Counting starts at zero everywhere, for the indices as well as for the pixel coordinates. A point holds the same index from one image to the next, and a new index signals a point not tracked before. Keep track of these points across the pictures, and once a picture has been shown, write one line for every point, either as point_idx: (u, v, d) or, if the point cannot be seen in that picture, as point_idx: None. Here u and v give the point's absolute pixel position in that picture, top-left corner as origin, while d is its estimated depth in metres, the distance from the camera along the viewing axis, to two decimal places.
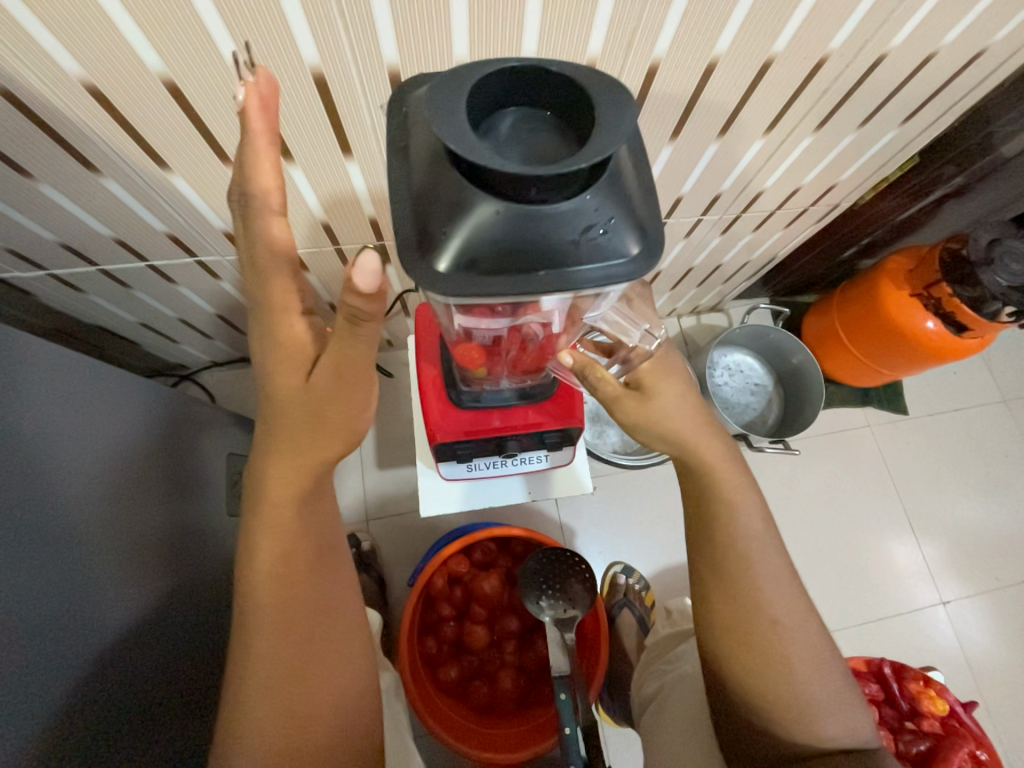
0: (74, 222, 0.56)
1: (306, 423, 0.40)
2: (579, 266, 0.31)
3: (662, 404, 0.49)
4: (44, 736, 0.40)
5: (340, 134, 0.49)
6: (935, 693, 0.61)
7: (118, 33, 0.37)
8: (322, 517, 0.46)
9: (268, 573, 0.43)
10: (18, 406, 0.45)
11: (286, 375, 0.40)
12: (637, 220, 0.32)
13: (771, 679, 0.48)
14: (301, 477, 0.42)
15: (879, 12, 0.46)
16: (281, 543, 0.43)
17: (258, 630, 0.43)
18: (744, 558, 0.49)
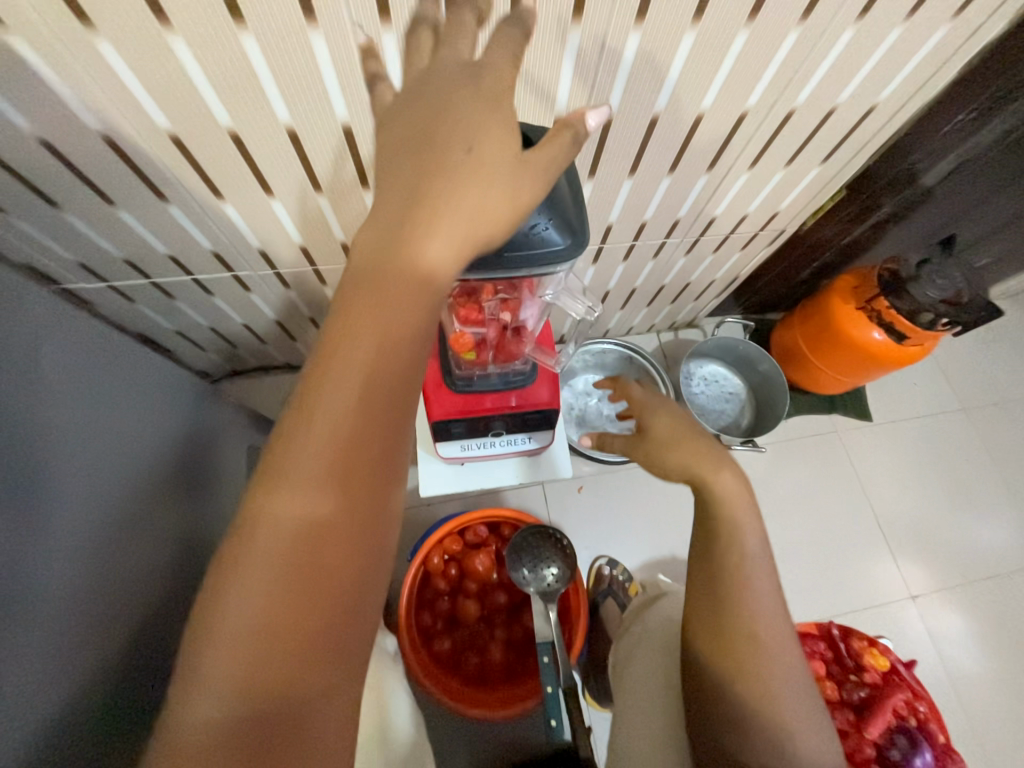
0: (138, 240, 0.68)
1: (400, 324, 0.35)
2: (529, 249, 0.45)
3: (658, 434, 0.61)
4: (114, 647, 0.49)
5: (360, 170, 0.61)
6: (876, 651, 0.74)
7: (201, 99, 0.50)
8: (354, 463, 0.35)
9: (286, 497, 0.34)
10: (103, 384, 0.55)
11: (401, 234, 0.35)
12: (571, 224, 0.46)
13: (744, 671, 0.55)
14: (351, 387, 0.34)
15: (782, 78, 0.59)
16: (306, 466, 0.34)
17: (260, 562, 0.34)
18: (737, 566, 0.57)
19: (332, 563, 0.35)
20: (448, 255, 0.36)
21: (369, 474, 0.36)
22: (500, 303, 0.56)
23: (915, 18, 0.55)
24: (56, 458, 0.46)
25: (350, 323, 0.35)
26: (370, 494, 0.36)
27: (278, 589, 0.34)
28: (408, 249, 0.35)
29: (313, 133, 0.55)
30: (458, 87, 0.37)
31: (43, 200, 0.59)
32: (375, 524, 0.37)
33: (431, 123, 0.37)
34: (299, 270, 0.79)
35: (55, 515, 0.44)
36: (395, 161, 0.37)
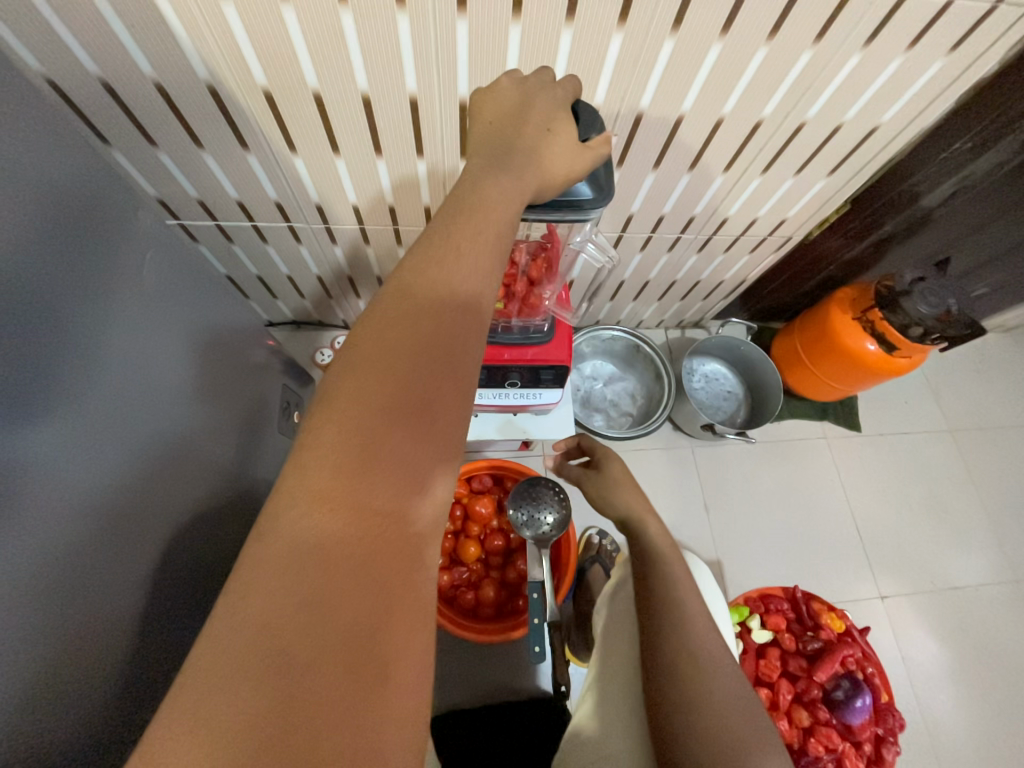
0: (214, 183, 0.76)
1: (455, 301, 0.37)
2: (568, 200, 0.50)
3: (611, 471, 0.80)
4: (144, 523, 0.58)
5: (418, 139, 0.70)
6: (834, 614, 0.85)
7: (296, 61, 0.59)
8: (412, 431, 0.32)
9: (333, 469, 0.30)
10: (166, 303, 0.64)
11: (479, 189, 0.40)
12: (604, 179, 0.51)
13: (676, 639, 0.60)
14: (411, 347, 0.34)
15: (795, 92, 0.67)
16: (360, 430, 0.31)
17: (295, 557, 0.28)
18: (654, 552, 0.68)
19: (382, 562, 0.30)
20: (519, 210, 0.41)
21: (426, 445, 0.33)
22: (531, 255, 0.72)
23: (914, 49, 0.63)
24: (90, 367, 0.51)
25: (410, 289, 0.36)
26: (424, 473, 0.33)
27: (319, 593, 0.27)
28: (485, 202, 0.40)
29: (384, 101, 0.63)
30: (540, 83, 0.46)
31: (143, 138, 0.68)
32: (426, 514, 0.32)
33: (519, 103, 0.44)
34: (347, 228, 0.88)
35: (84, 416, 0.51)
36: (502, 154, 0.42)
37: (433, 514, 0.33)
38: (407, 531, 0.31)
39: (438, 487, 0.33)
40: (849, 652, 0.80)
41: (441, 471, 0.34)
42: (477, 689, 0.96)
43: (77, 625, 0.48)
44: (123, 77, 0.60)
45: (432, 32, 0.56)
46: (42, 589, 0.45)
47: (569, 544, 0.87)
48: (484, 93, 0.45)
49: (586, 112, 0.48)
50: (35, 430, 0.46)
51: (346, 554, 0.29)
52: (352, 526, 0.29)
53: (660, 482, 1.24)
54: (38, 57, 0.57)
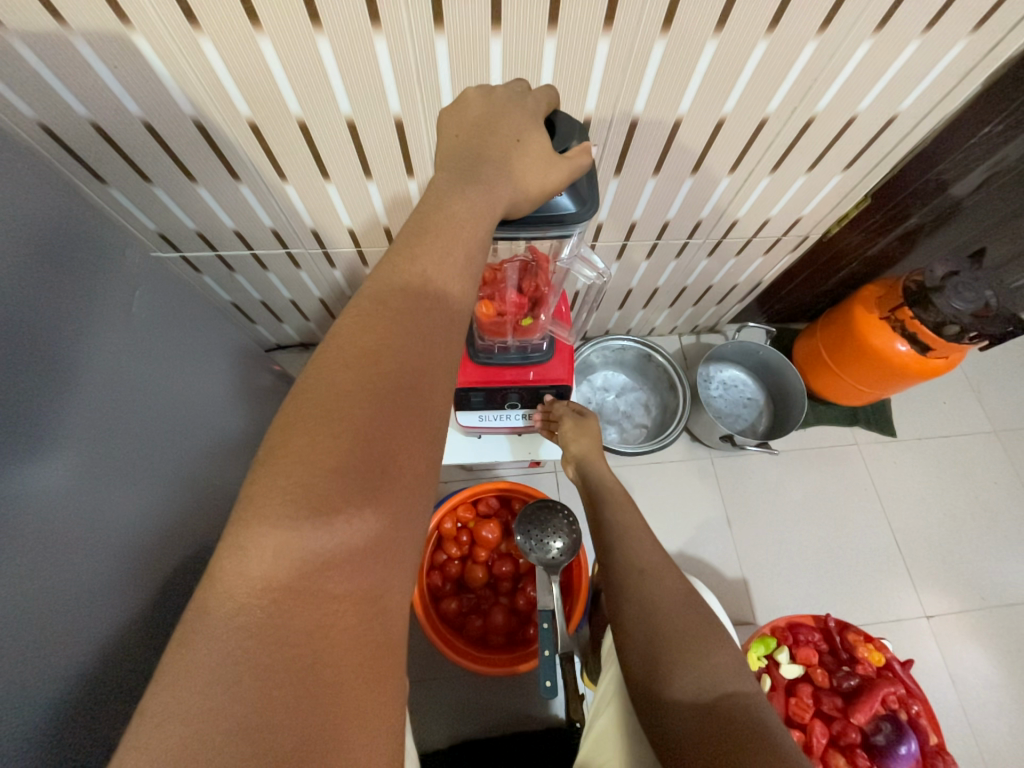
0: (211, 215, 0.77)
1: (419, 337, 0.34)
2: (555, 211, 0.46)
3: (579, 451, 0.78)
4: (154, 556, 0.57)
5: (406, 159, 0.68)
6: (873, 646, 0.79)
7: (279, 91, 0.58)
8: (366, 497, 0.30)
9: (275, 550, 0.27)
10: (167, 334, 0.64)
11: (444, 209, 0.37)
12: (587, 188, 0.47)
13: (665, 648, 0.56)
14: (363, 398, 0.31)
15: (802, 85, 0.63)
16: (304, 499, 0.28)
17: (230, 658, 0.25)
18: (632, 566, 0.65)
19: (333, 654, 0.27)
20: (490, 228, 0.38)
21: (386, 511, 0.30)
22: (518, 273, 0.68)
23: (932, 31, 0.58)
24: (87, 406, 0.50)
25: (364, 327, 0.33)
26: (383, 541, 0.30)
27: (261, 689, 0.25)
28: (451, 223, 0.37)
29: (369, 124, 0.62)
30: (510, 92, 0.43)
31: (138, 174, 0.69)
32: (388, 587, 0.30)
33: (487, 115, 0.41)
34: (345, 251, 0.87)
35: (84, 456, 0.49)
36: (477, 168, 0.39)
37: (396, 584, 0.30)
38: (365, 612, 0.29)
39: (404, 552, 0.31)
40: (890, 689, 0.73)
41: (403, 535, 0.31)
42: (491, 718, 0.92)
43: (90, 673, 0.47)
44: (113, 117, 0.60)
45: (411, 51, 0.55)
46: (51, 637, 0.44)
47: (580, 572, 0.83)
48: (451, 109, 0.42)
49: (560, 126, 0.45)
50: (37, 474, 0.44)
51: (291, 649, 0.26)
52: (300, 614, 0.27)
53: (678, 495, 1.19)
54: (30, 103, 0.58)
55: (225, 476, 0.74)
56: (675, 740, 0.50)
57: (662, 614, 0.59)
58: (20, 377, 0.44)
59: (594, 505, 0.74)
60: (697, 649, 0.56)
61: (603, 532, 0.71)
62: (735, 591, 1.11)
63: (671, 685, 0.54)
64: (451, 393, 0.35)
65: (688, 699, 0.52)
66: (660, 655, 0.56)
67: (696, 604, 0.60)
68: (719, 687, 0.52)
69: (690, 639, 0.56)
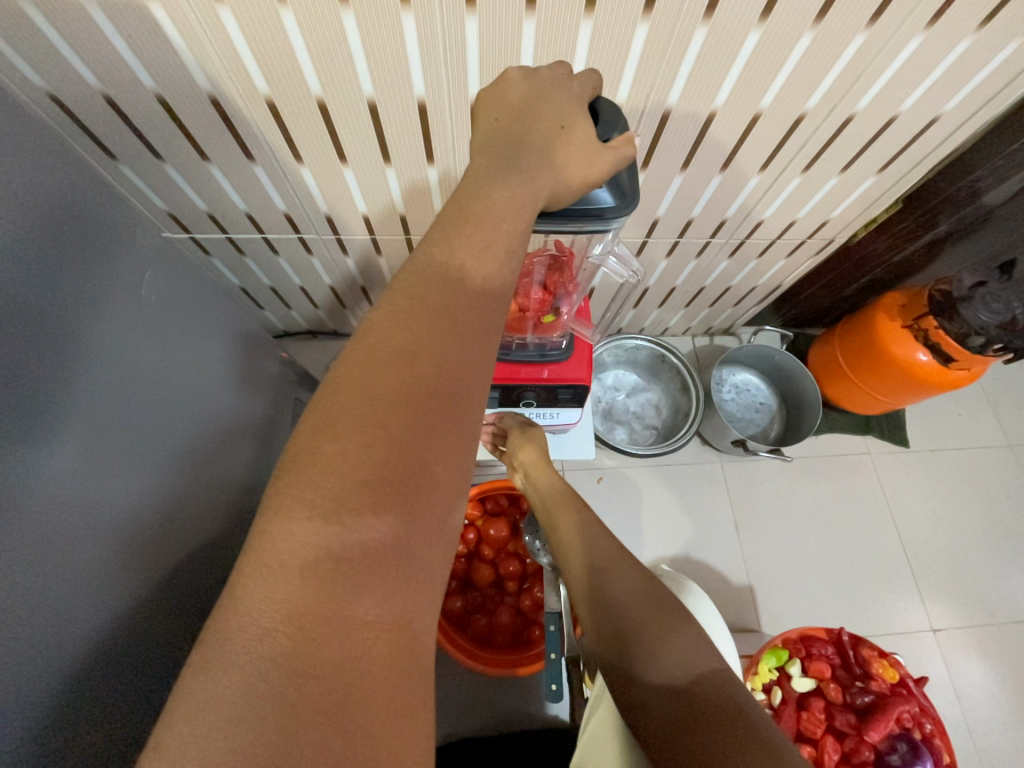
0: (223, 196, 0.74)
1: (453, 339, 0.32)
2: (597, 204, 0.44)
3: (524, 461, 0.76)
4: (161, 545, 0.56)
5: (428, 145, 0.66)
6: (886, 662, 0.77)
7: (300, 69, 0.56)
8: (398, 513, 0.28)
9: (303, 570, 0.26)
10: (175, 317, 0.62)
11: (482, 198, 0.35)
12: (628, 180, 0.45)
13: (631, 642, 0.54)
14: (395, 405, 0.29)
15: (844, 81, 0.60)
16: (334, 514, 0.27)
17: (250, 690, 0.24)
18: (594, 562, 0.62)
19: (361, 684, 0.25)
20: (530, 220, 0.36)
21: (417, 528, 0.29)
22: (545, 268, 0.66)
23: (986, 28, 0.56)
24: (95, 390, 0.49)
25: (396, 328, 0.31)
26: (414, 561, 0.29)
27: (282, 726, 0.23)
28: (491, 213, 0.35)
29: (392, 107, 0.60)
30: (552, 75, 0.41)
31: (150, 152, 0.67)
32: (416, 610, 0.28)
33: (528, 100, 0.39)
34: (358, 238, 0.85)
35: (91, 441, 0.48)
36: (518, 156, 0.37)
37: (424, 606, 0.29)
38: (395, 638, 0.27)
39: (431, 571, 0.30)
40: (904, 707, 0.73)
41: (432, 553, 0.30)
42: (492, 715, 0.92)
43: (93, 666, 0.46)
44: (126, 91, 0.58)
45: (440, 31, 0.52)
46: (54, 628, 0.42)
47: None
48: (489, 91, 0.40)
49: (601, 116, 0.43)
50: (43, 461, 0.43)
51: (316, 681, 0.25)
52: (326, 643, 0.25)
53: (686, 499, 1.17)
54: (41, 73, 0.56)
55: (233, 465, 0.72)
56: (652, 733, 0.49)
57: (626, 607, 0.57)
58: (27, 359, 0.42)
59: (554, 505, 0.72)
60: (665, 635, 0.54)
61: (562, 532, 0.68)
62: (741, 597, 1.10)
63: (640, 675, 0.52)
64: (484, 402, 0.33)
65: (659, 687, 0.51)
66: (629, 647, 0.54)
67: (659, 589, 0.59)
68: (688, 669, 0.51)
69: (657, 626, 0.55)
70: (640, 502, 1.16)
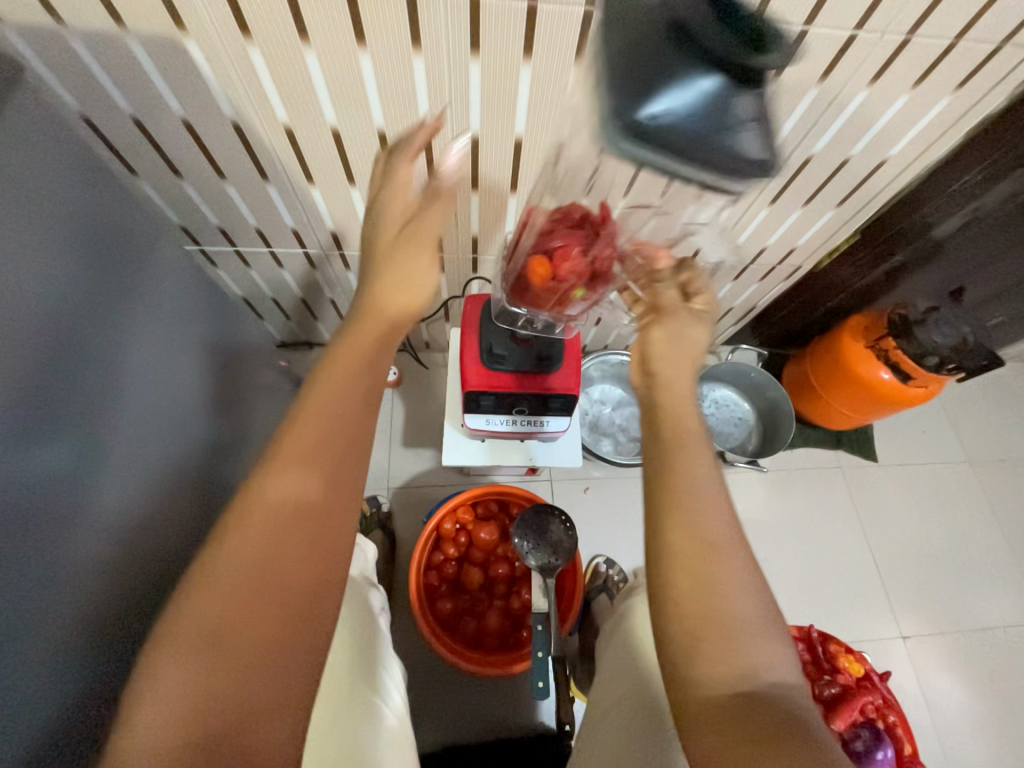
0: (235, 211, 0.79)
1: (346, 403, 0.44)
2: (747, 145, 0.42)
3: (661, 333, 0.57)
4: (167, 547, 0.58)
5: (430, 171, 0.72)
6: (853, 658, 0.82)
7: (317, 102, 0.61)
8: (306, 539, 0.40)
9: (227, 584, 0.37)
10: (187, 325, 0.65)
11: (373, 306, 0.50)
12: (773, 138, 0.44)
13: (711, 642, 0.42)
14: (306, 460, 0.41)
15: (802, 127, 0.68)
16: (254, 542, 0.38)
17: (190, 672, 0.34)
18: (694, 536, 0.45)
19: (276, 661, 0.36)
20: (420, 306, 0.52)
21: (319, 546, 0.40)
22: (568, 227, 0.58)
23: (921, 87, 0.64)
24: (116, 392, 0.51)
25: (310, 399, 0.43)
26: (318, 569, 0.40)
27: (216, 693, 0.34)
28: (381, 318, 0.49)
29: (400, 136, 0.66)
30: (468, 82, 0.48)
31: (170, 169, 0.71)
32: (321, 603, 0.40)
33: None
34: (361, 255, 0.90)
35: (110, 443, 0.50)
36: (397, 257, 0.51)
37: (328, 599, 0.40)
38: (301, 626, 0.38)
39: (334, 575, 0.41)
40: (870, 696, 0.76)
41: (334, 562, 0.41)
42: (480, 721, 0.95)
43: (103, 661, 0.47)
44: (154, 114, 0.63)
45: (447, 72, 0.59)
46: (72, 625, 0.44)
47: (576, 578, 0.84)
48: None
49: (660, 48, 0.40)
50: (69, 459, 0.45)
51: (241, 662, 0.35)
52: (246, 634, 0.36)
53: None
54: (76, 95, 0.61)
55: (231, 469, 0.75)
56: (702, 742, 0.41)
57: (711, 603, 0.43)
58: (24, 366, 0.41)
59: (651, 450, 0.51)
60: (758, 641, 0.43)
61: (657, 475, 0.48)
62: None
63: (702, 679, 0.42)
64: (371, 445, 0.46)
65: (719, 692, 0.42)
66: (710, 641, 0.42)
67: (762, 599, 0.45)
68: (762, 680, 0.42)
69: (736, 629, 0.43)
70: (625, 512, 1.20)
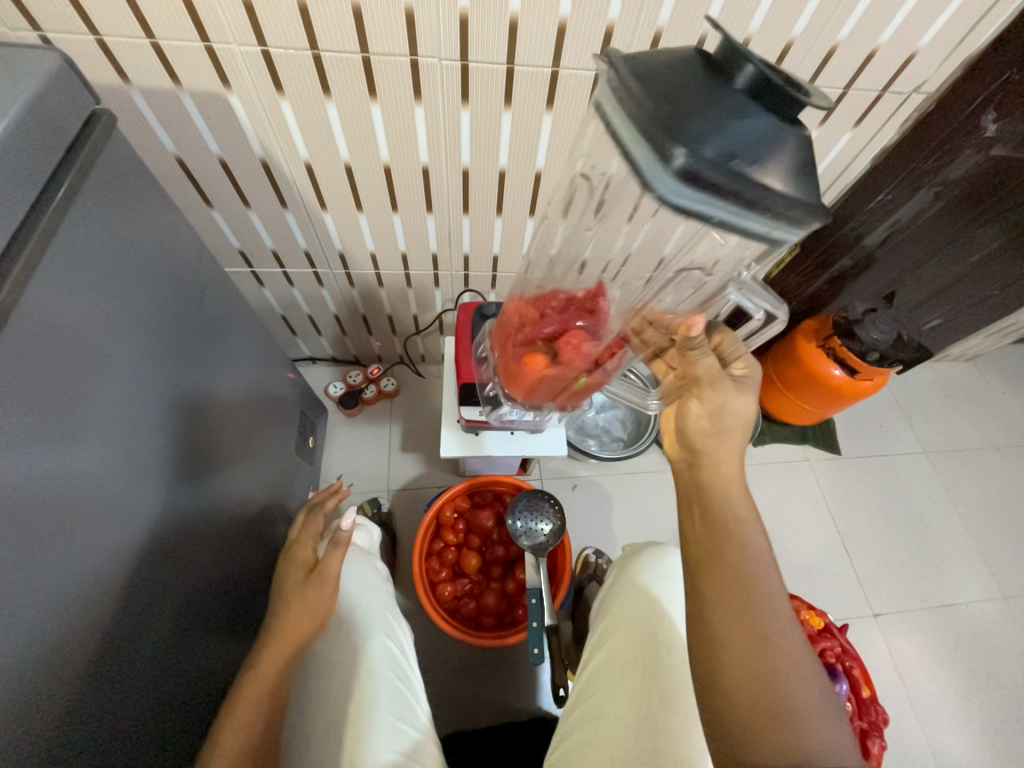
0: (255, 236, 0.90)
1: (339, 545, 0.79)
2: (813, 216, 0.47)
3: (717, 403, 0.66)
4: (183, 528, 0.64)
5: (427, 198, 0.84)
6: (814, 614, 0.89)
7: (333, 142, 0.74)
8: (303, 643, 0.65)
9: (259, 681, 0.60)
10: (212, 332, 0.73)
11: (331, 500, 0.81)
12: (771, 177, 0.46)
13: (764, 697, 0.51)
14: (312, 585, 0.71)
15: None
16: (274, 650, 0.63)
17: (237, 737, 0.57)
18: (756, 605, 0.54)
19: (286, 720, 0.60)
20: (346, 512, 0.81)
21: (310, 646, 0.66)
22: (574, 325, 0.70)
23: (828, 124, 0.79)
24: (153, 386, 0.58)
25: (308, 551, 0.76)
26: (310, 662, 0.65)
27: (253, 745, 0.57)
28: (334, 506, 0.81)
29: (402, 170, 0.78)
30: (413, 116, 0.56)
31: (202, 200, 0.83)
32: None
33: None
34: (365, 273, 1.01)
35: (141, 430, 0.56)
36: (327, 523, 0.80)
37: None
38: None
39: None
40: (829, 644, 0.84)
41: None
42: (478, 705, 1.00)
43: (130, 619, 0.53)
44: (195, 154, 0.74)
45: (441, 119, 0.72)
46: (101, 585, 0.50)
47: (566, 557, 0.92)
48: None
49: (702, 102, 0.39)
50: (110, 440, 0.52)
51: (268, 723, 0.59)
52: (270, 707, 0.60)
53: (653, 503, 1.30)
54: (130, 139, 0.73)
55: (248, 462, 0.83)
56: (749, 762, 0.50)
57: (772, 665, 0.52)
58: (84, 358, 0.49)
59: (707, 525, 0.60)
60: (814, 721, 0.50)
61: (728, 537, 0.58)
62: None
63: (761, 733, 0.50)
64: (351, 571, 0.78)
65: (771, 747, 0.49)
66: (762, 731, 0.50)
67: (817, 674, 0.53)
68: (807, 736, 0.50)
69: (795, 699, 0.50)
70: (611, 506, 1.29)
